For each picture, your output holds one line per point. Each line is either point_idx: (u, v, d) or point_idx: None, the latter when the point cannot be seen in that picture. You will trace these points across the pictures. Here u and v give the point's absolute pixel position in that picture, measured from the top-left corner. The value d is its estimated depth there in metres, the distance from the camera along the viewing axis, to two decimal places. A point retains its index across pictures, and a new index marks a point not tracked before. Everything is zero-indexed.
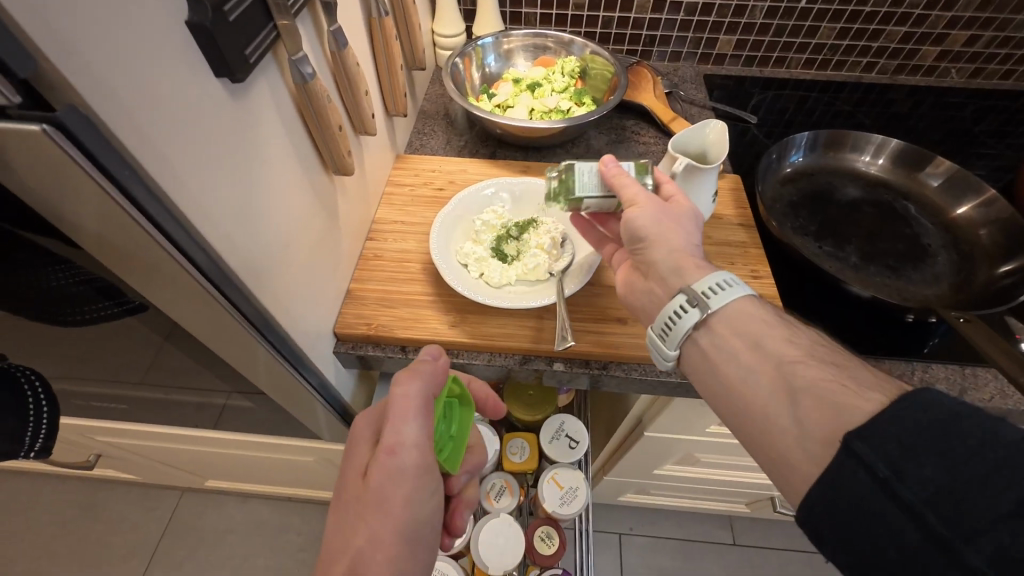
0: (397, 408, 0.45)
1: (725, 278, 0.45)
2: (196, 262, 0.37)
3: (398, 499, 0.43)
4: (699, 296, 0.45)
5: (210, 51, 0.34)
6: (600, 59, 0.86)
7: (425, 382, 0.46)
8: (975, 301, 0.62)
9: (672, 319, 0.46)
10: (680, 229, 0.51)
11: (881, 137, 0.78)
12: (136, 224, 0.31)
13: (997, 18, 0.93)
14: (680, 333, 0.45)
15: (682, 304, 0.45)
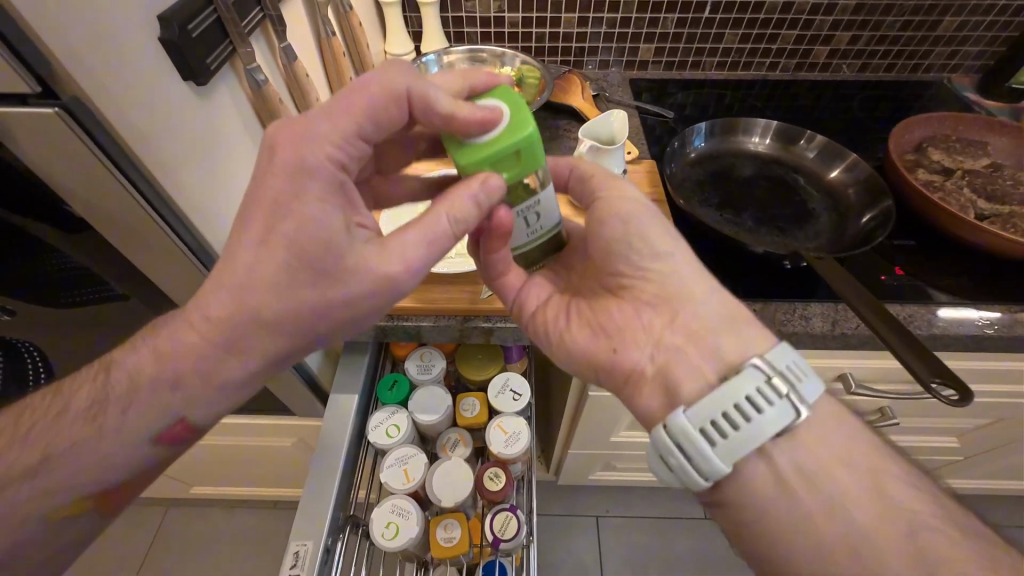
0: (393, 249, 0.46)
1: (795, 360, 0.46)
2: (175, 226, 0.48)
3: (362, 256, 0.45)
4: (780, 379, 0.45)
5: (178, 62, 0.44)
6: (535, 73, 1.01)
7: (427, 248, 0.46)
8: (844, 248, 0.74)
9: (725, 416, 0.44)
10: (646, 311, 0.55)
11: (765, 120, 0.91)
12: (128, 191, 0.41)
13: (871, 20, 1.07)
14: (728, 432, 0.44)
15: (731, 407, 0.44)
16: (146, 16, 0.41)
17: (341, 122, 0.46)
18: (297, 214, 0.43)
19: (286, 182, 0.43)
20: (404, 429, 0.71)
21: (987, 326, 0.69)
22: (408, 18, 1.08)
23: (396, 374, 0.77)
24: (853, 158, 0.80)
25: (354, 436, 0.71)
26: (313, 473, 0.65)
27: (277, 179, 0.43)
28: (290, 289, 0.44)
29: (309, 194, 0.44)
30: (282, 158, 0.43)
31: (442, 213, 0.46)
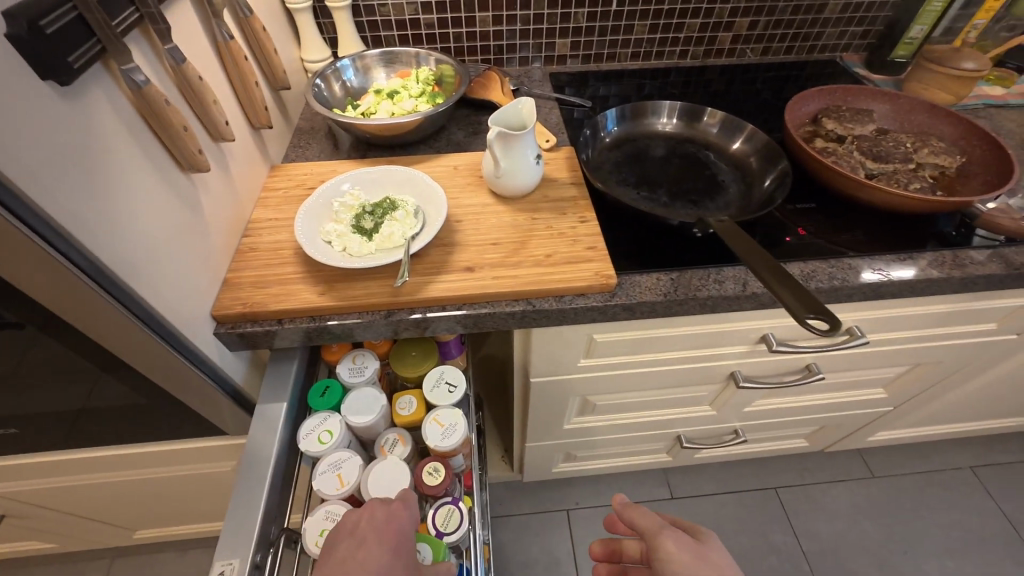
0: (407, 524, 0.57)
1: None
2: (38, 228, 0.44)
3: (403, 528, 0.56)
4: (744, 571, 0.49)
5: (34, 59, 0.41)
6: (450, 67, 1.01)
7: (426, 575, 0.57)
8: (750, 212, 0.79)
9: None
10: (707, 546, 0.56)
11: (673, 102, 0.96)
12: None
13: (765, 6, 1.15)
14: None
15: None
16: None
17: (406, 521, 0.57)
18: (396, 537, 0.55)
19: (389, 550, 0.53)
20: (337, 433, 0.69)
21: (882, 274, 0.74)
22: (322, 25, 1.07)
23: (328, 380, 0.76)
24: (748, 127, 0.85)
25: (285, 449, 0.69)
26: (240, 488, 0.62)
27: (381, 540, 0.54)
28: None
29: (398, 541, 0.55)
30: (370, 562, 0.51)
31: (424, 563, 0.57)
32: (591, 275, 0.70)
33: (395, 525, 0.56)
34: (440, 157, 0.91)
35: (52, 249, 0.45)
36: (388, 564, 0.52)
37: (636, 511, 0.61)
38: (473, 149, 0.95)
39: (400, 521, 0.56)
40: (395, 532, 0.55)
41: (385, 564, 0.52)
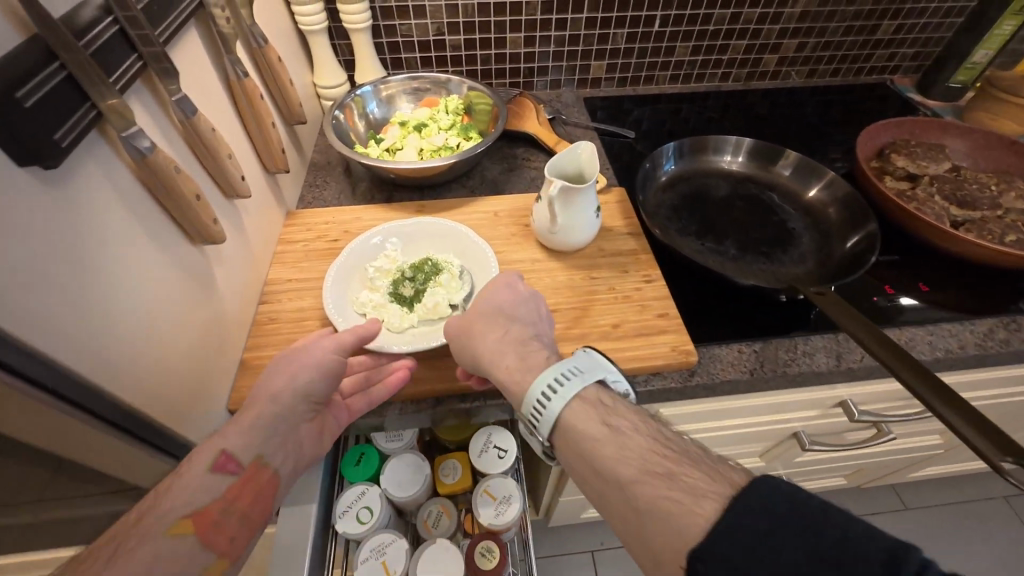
0: (279, 388, 0.51)
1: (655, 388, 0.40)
2: (27, 374, 0.33)
3: (277, 382, 0.51)
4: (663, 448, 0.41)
5: (9, 143, 0.31)
6: (481, 94, 0.92)
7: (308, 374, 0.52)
8: (831, 271, 0.70)
9: (579, 369, 0.46)
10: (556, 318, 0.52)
11: (737, 136, 0.87)
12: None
13: (817, 28, 1.07)
14: (558, 401, 0.45)
15: (573, 373, 0.46)
16: None
17: (279, 395, 0.51)
18: (316, 353, 0.53)
19: (303, 360, 0.52)
20: (378, 512, 0.61)
21: (985, 341, 0.66)
22: (336, 46, 0.96)
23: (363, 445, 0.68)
24: (831, 176, 0.79)
25: (319, 527, 0.59)
26: None
27: (296, 357, 0.53)
28: (234, 463, 0.47)
29: (316, 354, 0.53)
30: (280, 376, 0.52)
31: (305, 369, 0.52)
32: (668, 349, 0.61)
33: (274, 382, 0.51)
34: (477, 200, 0.81)
35: (51, 395, 0.35)
36: (299, 377, 0.52)
37: (511, 281, 0.58)
38: (511, 189, 0.86)
39: (283, 374, 0.52)
40: (320, 351, 0.53)
41: (294, 394, 0.51)
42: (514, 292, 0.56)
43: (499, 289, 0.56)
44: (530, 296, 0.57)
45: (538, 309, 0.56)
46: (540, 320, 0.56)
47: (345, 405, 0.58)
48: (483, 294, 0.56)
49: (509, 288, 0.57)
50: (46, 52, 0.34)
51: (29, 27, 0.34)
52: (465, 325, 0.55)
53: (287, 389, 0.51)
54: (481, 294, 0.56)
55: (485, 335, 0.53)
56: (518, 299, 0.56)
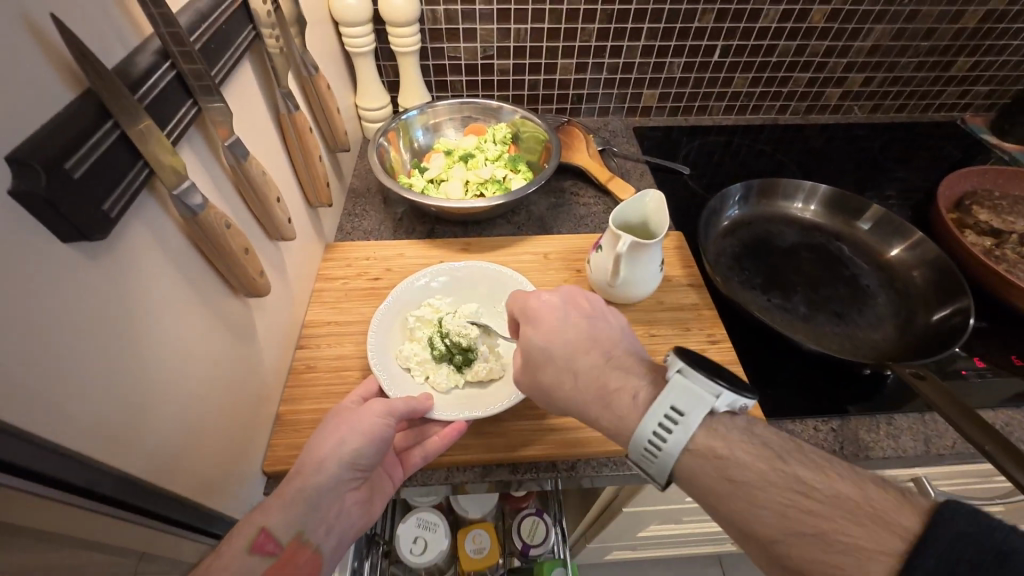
0: (330, 457, 0.46)
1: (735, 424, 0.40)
2: (62, 480, 0.28)
3: (327, 446, 0.46)
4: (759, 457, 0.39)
5: (52, 219, 0.27)
6: (530, 124, 0.87)
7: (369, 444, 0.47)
8: (918, 345, 0.63)
9: (677, 408, 0.40)
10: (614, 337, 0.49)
11: (812, 183, 0.81)
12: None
13: (885, 62, 1.01)
14: (677, 448, 0.39)
15: (675, 412, 0.40)
16: None
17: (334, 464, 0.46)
18: (367, 413, 0.48)
19: (353, 425, 0.47)
20: None
21: None
22: (381, 67, 0.93)
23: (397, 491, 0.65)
24: (916, 238, 0.73)
25: None
26: None
27: (345, 421, 0.48)
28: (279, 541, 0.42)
29: (366, 416, 0.48)
30: (326, 443, 0.47)
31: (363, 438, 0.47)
32: None
33: (327, 450, 0.46)
34: (525, 239, 0.76)
35: (91, 505, 0.31)
36: (347, 443, 0.47)
37: (542, 296, 0.51)
38: (559, 227, 0.81)
39: (335, 438, 0.47)
40: (372, 413, 0.48)
41: (339, 462, 0.46)
42: (555, 308, 0.49)
43: (541, 314, 0.49)
44: (568, 301, 0.50)
45: (587, 314, 0.50)
46: (599, 322, 0.49)
47: (399, 459, 0.53)
48: (527, 332, 0.49)
49: (553, 307, 0.50)
50: (99, 111, 0.30)
51: (82, 81, 0.30)
52: (526, 363, 0.49)
53: (333, 456, 0.46)
54: (524, 325, 0.50)
55: (556, 380, 0.47)
56: (565, 316, 0.49)
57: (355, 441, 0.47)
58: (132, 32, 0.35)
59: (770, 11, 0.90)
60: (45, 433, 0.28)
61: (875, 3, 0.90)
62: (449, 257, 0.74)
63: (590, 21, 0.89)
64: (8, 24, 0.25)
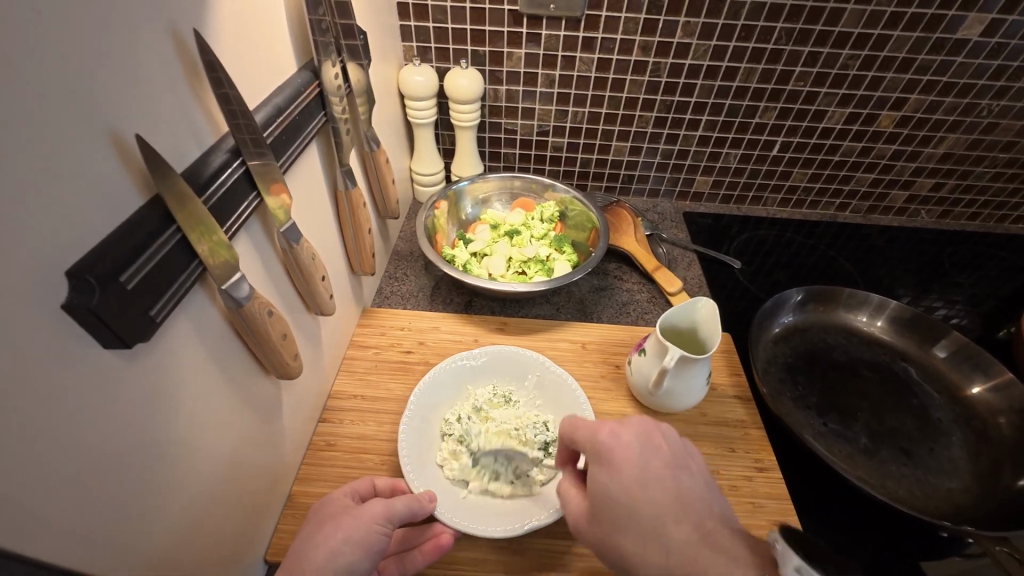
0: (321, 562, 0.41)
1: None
2: None
3: (324, 550, 0.41)
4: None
5: (100, 331, 0.27)
6: (580, 204, 0.86)
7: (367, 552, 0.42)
8: (1003, 507, 0.56)
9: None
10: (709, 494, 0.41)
11: (878, 297, 0.76)
12: None
13: (957, 170, 0.96)
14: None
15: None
16: (56, 265, 0.25)
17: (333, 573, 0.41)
18: (363, 515, 0.44)
19: (350, 529, 0.43)
20: None
21: None
22: (439, 136, 0.96)
23: None
24: (1002, 377, 0.66)
25: None
26: None
27: (341, 524, 0.43)
28: None
29: (364, 523, 0.44)
30: (319, 549, 0.41)
31: (363, 540, 0.43)
32: None
33: (325, 554, 0.41)
34: (562, 324, 0.74)
35: None
36: (341, 554, 0.42)
37: (615, 433, 0.43)
38: (600, 313, 0.78)
39: (332, 541, 0.42)
40: (371, 516, 0.44)
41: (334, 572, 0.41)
42: (633, 450, 0.41)
43: (619, 457, 0.41)
44: (645, 443, 0.42)
45: (668, 461, 0.42)
46: (682, 476, 0.41)
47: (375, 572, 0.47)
48: (601, 479, 0.41)
49: (630, 450, 0.42)
50: (164, 216, 0.31)
51: (154, 187, 0.31)
52: (597, 515, 0.41)
53: (329, 567, 0.41)
54: (595, 468, 0.42)
55: (638, 547, 0.38)
56: (644, 464, 0.41)
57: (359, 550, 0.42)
58: (211, 133, 0.36)
59: (836, 113, 0.88)
60: (55, 558, 0.27)
61: (949, 113, 0.87)
62: (484, 336, 0.72)
63: (648, 109, 0.89)
64: (95, 145, 0.27)
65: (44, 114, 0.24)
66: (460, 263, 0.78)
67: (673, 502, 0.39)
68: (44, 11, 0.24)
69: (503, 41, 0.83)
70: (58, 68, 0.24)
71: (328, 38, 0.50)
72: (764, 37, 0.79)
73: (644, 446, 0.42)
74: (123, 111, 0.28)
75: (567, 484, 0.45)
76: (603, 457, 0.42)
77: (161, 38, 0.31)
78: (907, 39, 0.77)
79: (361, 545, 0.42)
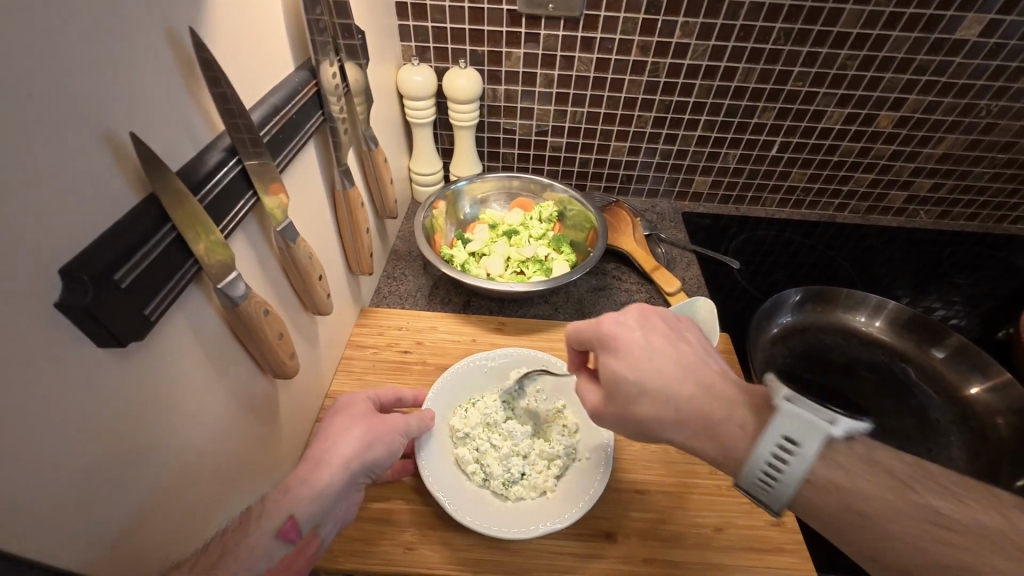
0: (350, 450, 0.45)
1: (796, 432, 0.35)
2: None
3: (355, 441, 0.46)
4: (808, 432, 0.35)
5: (93, 329, 0.27)
6: (578, 204, 0.86)
7: (388, 451, 0.48)
8: None
9: (791, 438, 0.35)
10: (703, 351, 0.45)
11: (876, 297, 0.76)
12: None
13: (956, 171, 0.96)
14: (796, 480, 0.35)
15: (787, 442, 0.35)
16: (48, 265, 0.25)
17: (365, 459, 0.46)
18: (390, 423, 0.49)
19: (381, 430, 0.48)
20: None
21: None
22: (438, 135, 0.96)
23: None
24: (1002, 377, 0.66)
25: None
26: None
27: (376, 430, 0.48)
28: None
29: (394, 429, 0.49)
30: (352, 441, 0.46)
31: (388, 440, 0.48)
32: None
33: (355, 440, 0.46)
34: (560, 324, 0.74)
35: None
36: (372, 449, 0.46)
37: (618, 321, 0.45)
38: (598, 313, 0.78)
39: (360, 433, 0.47)
40: (400, 427, 0.50)
41: (360, 468, 0.45)
42: (636, 334, 0.44)
43: (624, 341, 0.43)
44: (646, 323, 0.45)
45: (667, 333, 0.45)
46: (682, 346, 0.44)
47: None
48: (611, 364, 0.43)
49: (632, 332, 0.44)
50: (159, 213, 0.31)
51: (148, 185, 0.31)
52: (614, 397, 0.43)
53: (360, 457, 0.45)
54: (604, 356, 0.44)
55: (654, 415, 0.41)
56: (647, 343, 0.43)
57: (387, 453, 0.47)
58: (206, 132, 0.36)
59: (834, 113, 0.88)
60: (46, 556, 0.27)
61: (948, 114, 0.87)
62: (482, 336, 0.72)
63: (646, 110, 0.89)
64: (89, 143, 0.27)
65: (36, 113, 0.24)
66: (459, 263, 0.77)
67: (686, 362, 0.42)
68: (37, 9, 0.23)
69: (502, 41, 0.83)
70: (48, 64, 0.24)
71: (325, 37, 0.50)
72: (763, 37, 0.79)
73: (646, 326, 0.45)
74: (117, 109, 0.28)
75: (584, 383, 0.47)
76: (604, 341, 0.44)
77: (157, 38, 0.31)
78: (906, 39, 0.77)
79: (386, 445, 0.48)
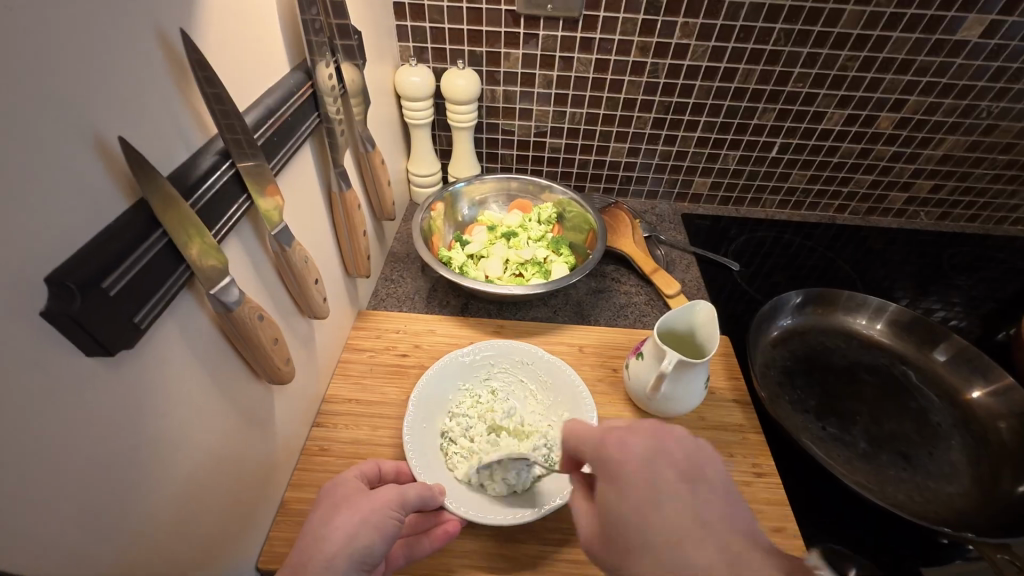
0: (333, 545, 0.41)
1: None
2: None
3: (339, 531, 0.42)
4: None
5: (81, 338, 0.27)
6: (576, 206, 0.85)
7: (379, 537, 0.43)
8: (1003, 513, 0.55)
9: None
10: (745, 520, 0.35)
11: (876, 299, 0.76)
12: None
13: (956, 172, 0.96)
14: None
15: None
16: (34, 271, 0.25)
17: (353, 548, 0.41)
18: (379, 502, 0.45)
19: (365, 512, 0.43)
20: None
21: None
22: (436, 136, 0.95)
23: None
24: (1003, 381, 0.66)
25: None
26: None
27: (357, 509, 0.44)
28: None
29: (380, 507, 0.44)
30: (336, 532, 0.42)
31: (375, 521, 0.43)
32: None
33: (340, 533, 0.42)
34: (560, 327, 0.73)
35: None
36: (359, 536, 0.42)
37: (623, 443, 0.38)
38: (598, 315, 0.78)
39: (345, 523, 0.43)
40: (386, 502, 0.45)
41: (349, 559, 0.41)
42: (642, 458, 0.37)
43: (624, 472, 0.37)
44: (658, 452, 0.37)
45: (688, 472, 0.36)
46: (705, 497, 0.35)
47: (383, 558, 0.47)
48: (608, 496, 0.37)
49: (637, 460, 0.37)
50: (150, 219, 0.31)
51: (139, 192, 0.30)
52: (610, 541, 0.37)
53: (345, 549, 0.41)
54: (603, 485, 0.38)
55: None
56: (655, 478, 0.36)
57: (379, 537, 0.43)
58: (199, 134, 0.36)
59: (835, 114, 0.88)
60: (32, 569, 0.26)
61: (948, 115, 0.87)
62: (481, 339, 0.71)
63: (646, 110, 0.89)
64: (75, 146, 0.26)
65: (19, 115, 0.23)
66: (457, 265, 0.77)
67: (698, 522, 0.34)
68: (22, 10, 0.23)
69: (501, 41, 0.82)
70: (36, 65, 0.24)
71: (321, 38, 0.49)
72: (764, 37, 0.78)
73: (652, 456, 0.37)
74: (106, 112, 0.28)
75: (579, 499, 0.42)
76: (600, 463, 0.39)
77: (146, 38, 0.30)
78: (907, 41, 0.77)
79: (381, 530, 0.43)
